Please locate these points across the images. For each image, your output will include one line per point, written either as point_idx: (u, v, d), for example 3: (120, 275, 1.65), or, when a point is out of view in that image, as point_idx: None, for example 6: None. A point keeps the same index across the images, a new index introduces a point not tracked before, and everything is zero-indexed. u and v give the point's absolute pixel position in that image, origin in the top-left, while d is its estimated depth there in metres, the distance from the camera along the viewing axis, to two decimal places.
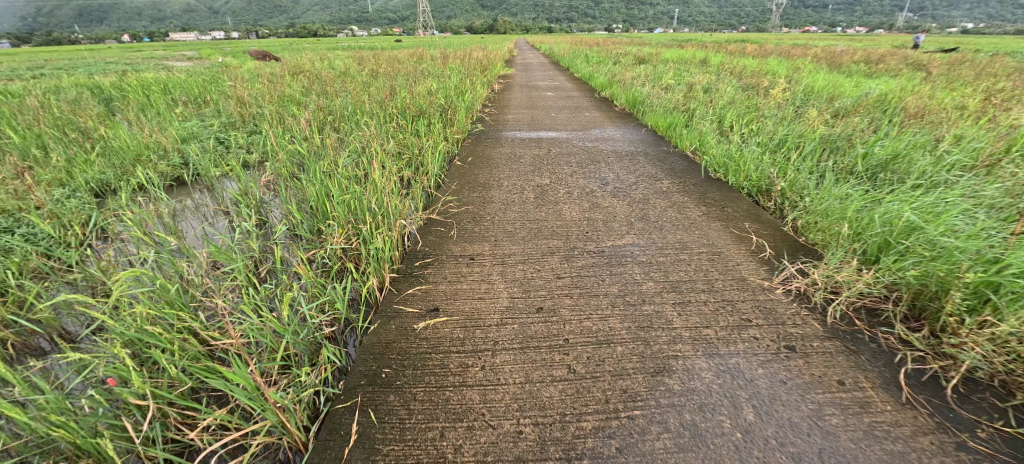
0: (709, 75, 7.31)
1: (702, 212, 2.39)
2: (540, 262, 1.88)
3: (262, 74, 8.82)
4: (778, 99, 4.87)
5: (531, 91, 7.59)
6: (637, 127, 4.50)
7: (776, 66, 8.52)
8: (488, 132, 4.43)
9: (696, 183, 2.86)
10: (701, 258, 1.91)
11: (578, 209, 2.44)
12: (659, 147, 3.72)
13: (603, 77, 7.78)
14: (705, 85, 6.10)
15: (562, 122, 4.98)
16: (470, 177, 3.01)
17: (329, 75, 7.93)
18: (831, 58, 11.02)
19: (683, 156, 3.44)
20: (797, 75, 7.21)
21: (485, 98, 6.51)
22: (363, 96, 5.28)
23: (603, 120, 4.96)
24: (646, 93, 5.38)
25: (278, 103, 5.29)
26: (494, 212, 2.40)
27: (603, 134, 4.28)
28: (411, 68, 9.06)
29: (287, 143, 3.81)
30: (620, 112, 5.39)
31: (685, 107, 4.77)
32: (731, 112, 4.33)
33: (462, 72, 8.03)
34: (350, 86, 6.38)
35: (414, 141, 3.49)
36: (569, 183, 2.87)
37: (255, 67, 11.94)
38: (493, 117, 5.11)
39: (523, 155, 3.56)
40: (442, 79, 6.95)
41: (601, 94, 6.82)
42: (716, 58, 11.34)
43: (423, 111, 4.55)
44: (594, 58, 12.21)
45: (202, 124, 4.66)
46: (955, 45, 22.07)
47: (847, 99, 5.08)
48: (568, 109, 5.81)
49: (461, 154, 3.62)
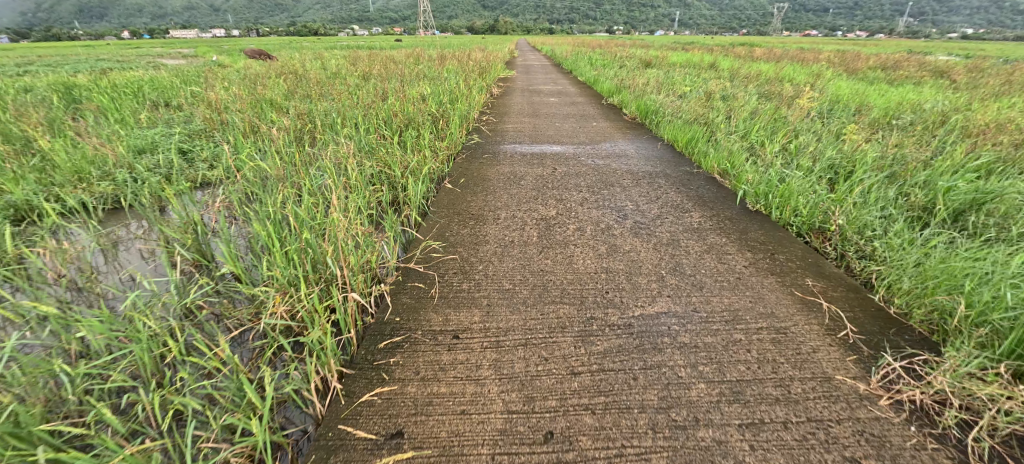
0: (723, 80, 6.85)
1: (748, 262, 1.91)
2: (547, 344, 1.39)
3: (246, 75, 8.31)
4: (807, 111, 4.39)
5: (532, 95, 7.12)
6: (652, 141, 4.02)
7: (792, 72, 8.04)
8: (485, 145, 3.94)
9: (732, 217, 2.38)
10: (764, 340, 1.43)
11: (593, 254, 1.96)
12: (680, 167, 3.23)
13: (609, 82, 7.31)
14: (721, 92, 5.61)
15: (567, 132, 4.49)
16: (461, 206, 2.53)
17: (316, 77, 7.41)
18: (844, 63, 10.59)
19: (710, 179, 2.96)
20: (818, 82, 6.71)
21: (483, 104, 6.03)
22: (347, 102, 4.78)
23: (612, 131, 4.47)
24: (659, 102, 4.89)
25: (253, 109, 4.79)
26: (487, 258, 1.91)
27: (615, 148, 3.79)
28: (405, 69, 8.59)
29: (254, 159, 3.32)
30: (630, 122, 4.91)
31: (704, 117, 4.29)
32: (758, 124, 3.85)
33: (458, 75, 7.53)
34: (336, 90, 5.88)
35: (398, 159, 3.01)
36: (579, 214, 2.39)
37: (242, 67, 11.39)
38: (491, 127, 4.62)
39: (524, 175, 3.08)
40: (437, 83, 6.47)
41: (607, 101, 6.33)
42: (725, 62, 10.84)
43: (411, 119, 4.06)
44: (598, 61, 11.74)
45: (164, 132, 4.15)
46: (963, 51, 21.72)
47: (881, 112, 4.61)
48: (572, 117, 5.32)
49: (452, 173, 3.14)
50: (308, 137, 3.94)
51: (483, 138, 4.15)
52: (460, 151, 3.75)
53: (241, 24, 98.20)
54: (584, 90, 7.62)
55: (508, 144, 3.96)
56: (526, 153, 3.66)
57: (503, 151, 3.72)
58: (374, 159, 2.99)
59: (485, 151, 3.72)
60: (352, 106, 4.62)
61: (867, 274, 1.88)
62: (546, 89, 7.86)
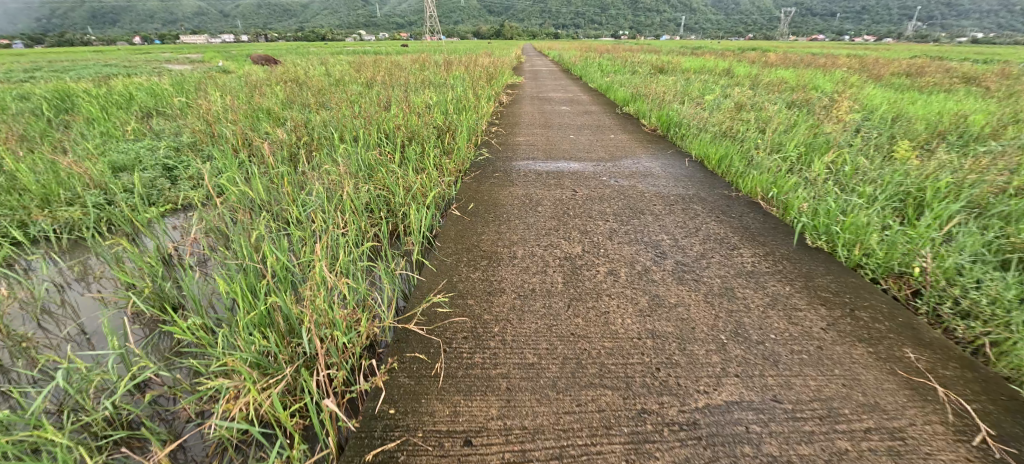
0: (745, 88, 6.49)
1: (827, 324, 1.55)
2: (589, 457, 1.05)
3: (247, 82, 8.07)
4: (847, 124, 4.01)
5: (543, 104, 6.80)
6: (678, 157, 3.66)
7: (817, 80, 7.62)
8: (495, 161, 3.60)
9: (789, 255, 2.02)
10: (878, 453, 1.08)
11: (632, 309, 1.62)
12: (715, 190, 2.87)
13: (624, 89, 6.97)
14: (747, 101, 5.23)
15: (584, 145, 4.14)
16: (470, 239, 2.18)
17: (319, 85, 7.16)
18: (865, 69, 10.19)
19: (752, 206, 2.60)
20: (848, 89, 6.31)
21: (492, 113, 5.72)
22: (348, 114, 4.47)
23: (633, 145, 4.12)
24: (682, 113, 4.54)
25: (248, 121, 4.51)
26: (504, 316, 1.57)
27: (638, 165, 3.44)
28: (411, 76, 8.32)
29: (242, 181, 3.02)
30: (650, 134, 4.57)
31: (733, 129, 3.95)
32: (797, 141, 3.48)
33: (465, 82, 7.20)
34: (337, 100, 5.58)
35: (399, 181, 2.68)
36: (609, 252, 2.04)
37: (245, 73, 11.18)
38: (501, 140, 4.29)
39: (540, 198, 2.73)
40: (443, 91, 6.17)
41: (623, 110, 5.97)
42: (741, 68, 10.43)
43: (415, 132, 3.73)
44: (608, 67, 11.42)
45: (150, 148, 3.88)
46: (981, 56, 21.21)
47: (927, 126, 4.22)
48: (587, 128, 4.97)
49: (461, 196, 2.81)
50: (303, 153, 3.63)
51: (493, 154, 3.81)
52: (468, 168, 3.40)
53: (250, 29, 99.34)
54: (596, 98, 7.27)
55: (521, 160, 3.62)
56: (542, 171, 3.31)
57: (515, 168, 3.39)
58: (373, 183, 2.67)
59: (495, 168, 3.39)
60: (353, 118, 4.32)
61: (975, 341, 1.51)
62: (557, 97, 7.51)
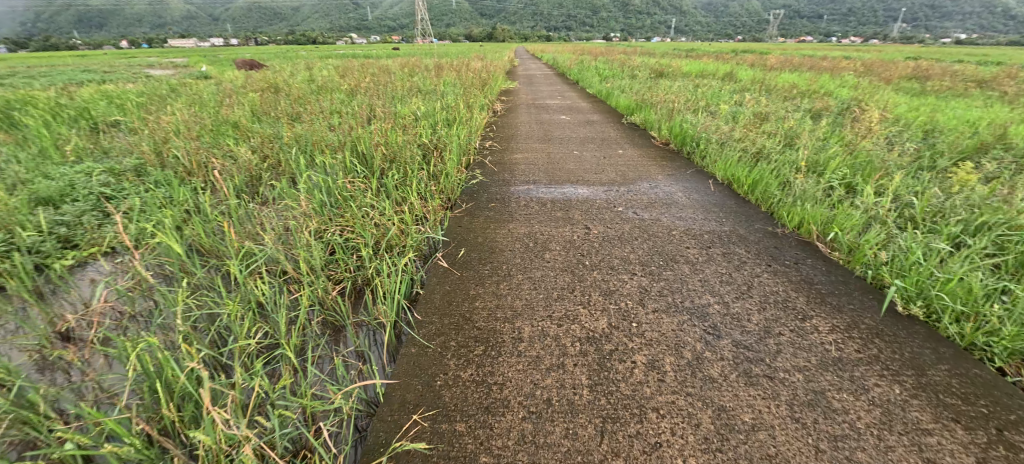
0: (756, 95, 6.08)
1: (976, 462, 1.08)
2: None
3: (222, 90, 7.51)
4: (884, 139, 3.58)
5: (541, 112, 6.33)
6: (701, 180, 3.18)
7: (830, 85, 7.19)
8: (490, 184, 3.10)
9: (879, 329, 1.55)
10: None
11: (694, 436, 1.12)
12: (755, 225, 2.39)
13: (627, 96, 6.53)
14: (765, 110, 4.78)
15: (590, 163, 3.65)
16: (460, 306, 1.67)
17: (298, 94, 6.62)
18: (870, 72, 9.88)
19: (807, 248, 2.13)
20: (868, 96, 5.87)
21: (485, 124, 5.23)
22: (322, 130, 3.94)
23: (646, 163, 3.63)
24: (698, 126, 4.07)
25: (209, 142, 3.98)
26: (509, 457, 1.07)
27: (657, 191, 2.95)
28: (399, 83, 7.83)
29: (185, 219, 2.50)
30: (661, 148, 4.11)
31: (759, 143, 3.49)
32: (836, 162, 3.03)
33: (456, 89, 6.68)
34: (314, 115, 5.06)
35: (371, 222, 2.18)
36: (644, 327, 1.54)
37: (224, 79, 10.61)
38: (497, 158, 3.78)
39: (547, 238, 2.23)
40: (432, 100, 5.68)
41: (628, 120, 5.49)
42: (745, 72, 10.00)
43: (396, 150, 3.20)
44: (607, 71, 10.99)
45: (90, 173, 3.34)
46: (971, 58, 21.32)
47: (969, 139, 3.80)
48: (591, 141, 4.50)
49: (449, 234, 2.30)
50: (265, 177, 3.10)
51: (487, 175, 3.31)
52: (457, 194, 2.89)
53: (239, 33, 98.36)
54: (597, 105, 6.79)
55: (520, 184, 3.12)
56: (545, 199, 2.82)
57: (514, 195, 2.89)
58: (339, 224, 2.15)
59: (490, 195, 2.89)
60: (327, 135, 3.79)
61: None
62: (554, 105, 7.02)
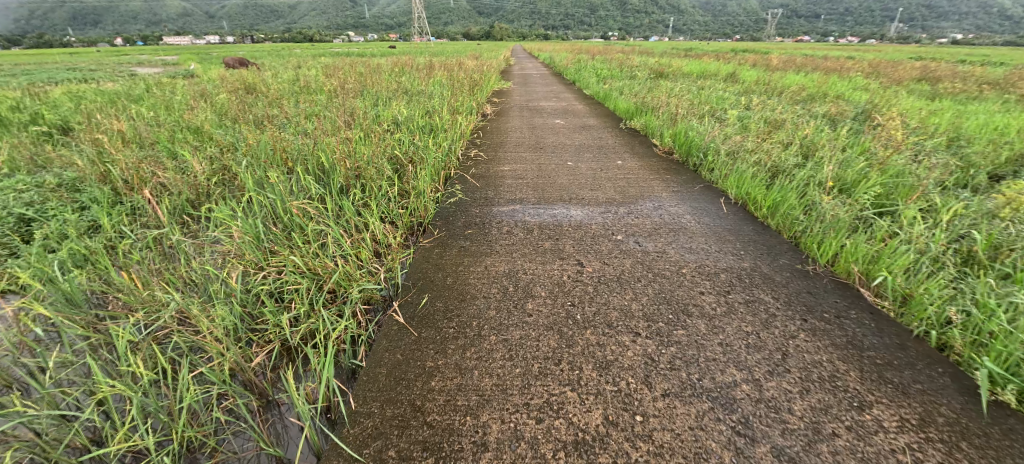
0: (763, 98, 5.70)
1: None
2: None
3: (196, 90, 7.06)
4: (912, 151, 3.21)
5: (534, 116, 5.93)
6: (711, 199, 2.80)
7: (840, 87, 6.80)
8: (469, 204, 2.70)
9: (964, 427, 1.17)
10: None
11: None
12: (780, 260, 2.00)
13: (626, 99, 6.14)
14: (776, 115, 4.39)
15: (585, 177, 3.26)
16: (411, 388, 1.28)
17: (275, 96, 6.20)
18: (877, 73, 9.50)
19: (847, 296, 1.74)
20: (883, 99, 5.48)
21: (472, 130, 4.84)
22: (287, 138, 3.53)
23: (648, 177, 3.24)
24: (704, 134, 3.68)
25: (161, 152, 3.55)
26: None
27: (662, 213, 2.56)
28: (385, 83, 7.41)
29: (103, 253, 2.10)
30: (664, 158, 3.73)
31: (774, 155, 3.11)
32: (865, 180, 2.65)
33: (444, 91, 6.24)
34: (286, 120, 4.64)
35: (315, 260, 1.78)
36: (651, 425, 1.15)
37: (204, 79, 10.13)
38: (481, 170, 3.38)
39: (530, 279, 1.84)
40: (415, 103, 5.27)
41: (627, 125, 5.09)
42: (749, 73, 9.59)
43: (363, 164, 2.79)
44: (604, 71, 10.58)
45: (14, 189, 2.91)
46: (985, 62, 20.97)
47: (1005, 150, 3.42)
48: (587, 149, 4.11)
49: (412, 272, 1.90)
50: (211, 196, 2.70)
51: (467, 192, 2.90)
52: (430, 217, 2.49)
53: (234, 31, 97.54)
54: (594, 108, 6.37)
55: (504, 203, 2.72)
56: (532, 223, 2.42)
57: (496, 218, 2.49)
58: (275, 264, 1.76)
59: (468, 218, 2.49)
60: (291, 145, 3.38)
61: None
62: (549, 108, 6.60)
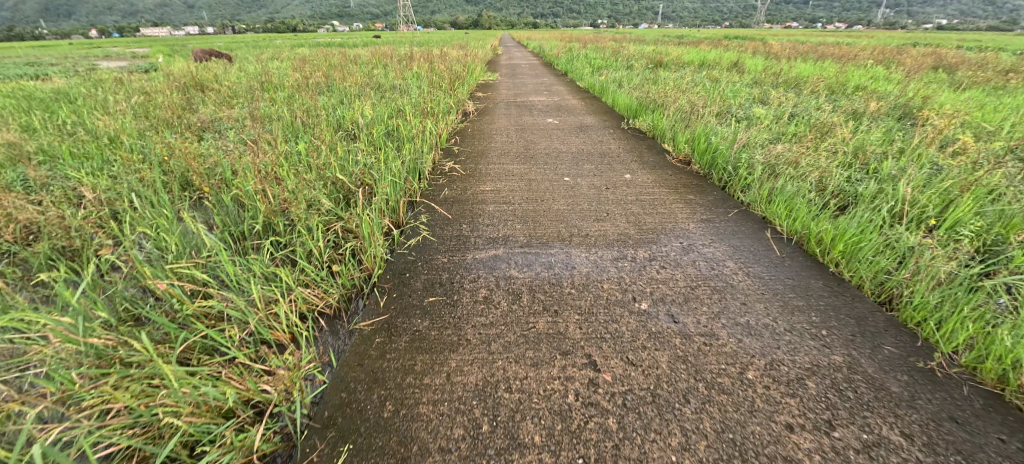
0: (780, 92, 5.05)
1: None
2: None
3: (138, 88, 6.19)
4: (993, 159, 2.57)
5: (523, 113, 5.22)
6: (755, 232, 2.14)
7: (861, 78, 6.14)
8: (436, 247, 2.01)
9: None
10: None
11: None
12: (884, 349, 1.37)
13: (625, 93, 5.45)
14: (807, 115, 3.74)
15: (586, 197, 2.58)
16: None
17: (226, 96, 5.39)
18: (890, 60, 8.88)
19: (1015, 427, 1.12)
20: (919, 92, 4.84)
21: (450, 133, 4.12)
22: (210, 153, 2.78)
23: (668, 198, 2.57)
24: (731, 141, 3.02)
25: (51, 175, 2.79)
26: None
27: (695, 257, 1.91)
28: (356, 76, 6.61)
29: None
30: (681, 169, 3.06)
31: (825, 170, 2.46)
32: (958, 207, 2.01)
33: (420, 87, 5.47)
34: (228, 128, 3.89)
35: (166, 387, 1.12)
36: None
37: (158, 73, 9.19)
38: (456, 190, 2.68)
39: (519, 404, 1.17)
40: (384, 104, 4.54)
41: (630, 123, 4.41)
42: (755, 62, 8.91)
43: (291, 190, 2.07)
44: (598, 61, 9.83)
45: None
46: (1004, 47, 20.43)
47: None
48: (586, 156, 3.43)
49: (336, 391, 1.22)
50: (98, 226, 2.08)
51: (433, 226, 2.20)
52: (379, 273, 1.81)
53: (213, 21, 94.53)
54: (591, 104, 5.65)
55: (482, 244, 2.03)
56: (520, 281, 1.73)
57: (469, 271, 1.80)
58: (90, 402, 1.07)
59: (429, 272, 1.80)
60: (213, 161, 2.64)
61: None
62: (540, 104, 5.86)
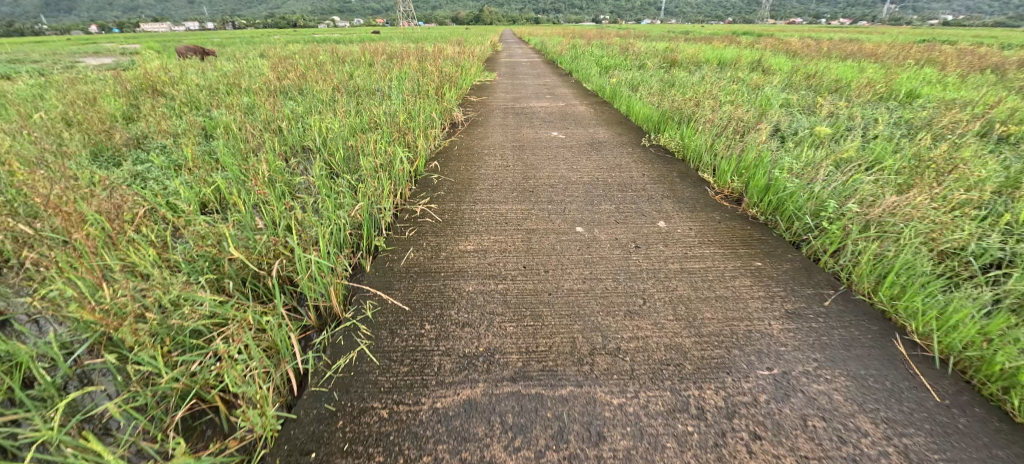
0: (826, 100, 4.27)
1: None
2: None
3: (81, 91, 5.39)
4: None
5: (522, 123, 4.43)
6: (878, 343, 1.39)
7: (914, 82, 5.31)
8: (379, 379, 1.25)
9: None
10: None
11: None
12: None
13: (642, 100, 4.67)
14: (880, 137, 2.96)
15: (609, 264, 1.81)
16: None
17: (174, 104, 4.61)
18: (927, 59, 8.08)
19: None
20: (998, 101, 4.03)
21: (430, 152, 3.34)
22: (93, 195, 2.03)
23: (726, 267, 1.80)
24: (801, 177, 2.24)
25: None
26: None
27: (805, 409, 1.15)
28: (333, 78, 5.82)
29: None
30: (731, 213, 2.29)
31: (962, 234, 1.68)
32: None
33: (402, 92, 4.68)
34: (158, 155, 3.15)
35: None
36: None
37: (122, 72, 8.38)
38: (424, 252, 1.91)
39: None
40: (355, 116, 3.77)
41: (651, 138, 3.63)
42: (780, 61, 8.06)
43: (150, 283, 1.31)
44: (605, 59, 9.02)
45: None
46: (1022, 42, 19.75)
47: None
48: (602, 187, 2.65)
49: None
50: None
51: (380, 330, 1.43)
52: (262, 454, 1.07)
53: (212, 16, 93.84)
54: (602, 112, 4.86)
55: (450, 373, 1.26)
56: None
57: (424, 448, 1.05)
58: None
59: (351, 454, 1.05)
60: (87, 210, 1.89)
61: None
62: (542, 111, 5.07)
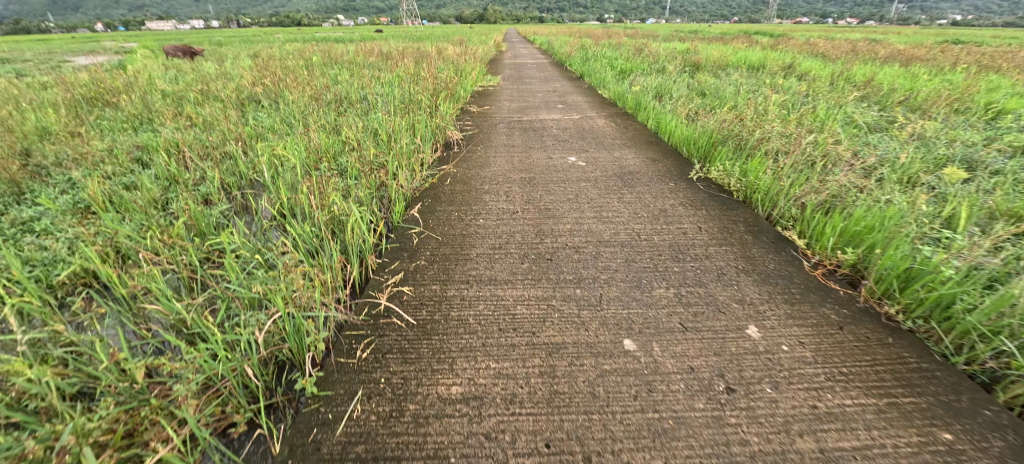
0: (902, 118, 3.51)
1: None
2: None
3: (21, 98, 4.67)
4: None
5: (532, 142, 3.68)
6: None
7: (993, 94, 4.53)
8: None
9: None
10: None
11: None
12: None
13: (675, 114, 3.91)
14: (1020, 184, 2.19)
15: (694, 442, 1.05)
16: None
17: (119, 118, 3.88)
18: (981, 63, 7.26)
19: None
20: None
21: (413, 188, 2.59)
22: None
23: (895, 447, 1.05)
24: (964, 261, 1.48)
25: None
26: None
27: None
28: (315, 84, 5.09)
29: None
30: (851, 307, 1.54)
31: None
32: None
33: (389, 104, 3.94)
34: (63, 195, 2.43)
35: None
36: None
37: (91, 72, 7.63)
38: (379, 400, 1.15)
39: None
40: (325, 136, 3.03)
41: (696, 168, 2.87)
42: (817, 65, 7.25)
43: None
44: (620, 61, 8.23)
45: None
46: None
47: None
48: (648, 251, 1.89)
49: None
50: None
51: None
52: None
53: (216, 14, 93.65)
54: (625, 128, 4.10)
55: None
56: None
57: None
58: None
59: None
60: None
61: None
62: (554, 125, 4.32)
